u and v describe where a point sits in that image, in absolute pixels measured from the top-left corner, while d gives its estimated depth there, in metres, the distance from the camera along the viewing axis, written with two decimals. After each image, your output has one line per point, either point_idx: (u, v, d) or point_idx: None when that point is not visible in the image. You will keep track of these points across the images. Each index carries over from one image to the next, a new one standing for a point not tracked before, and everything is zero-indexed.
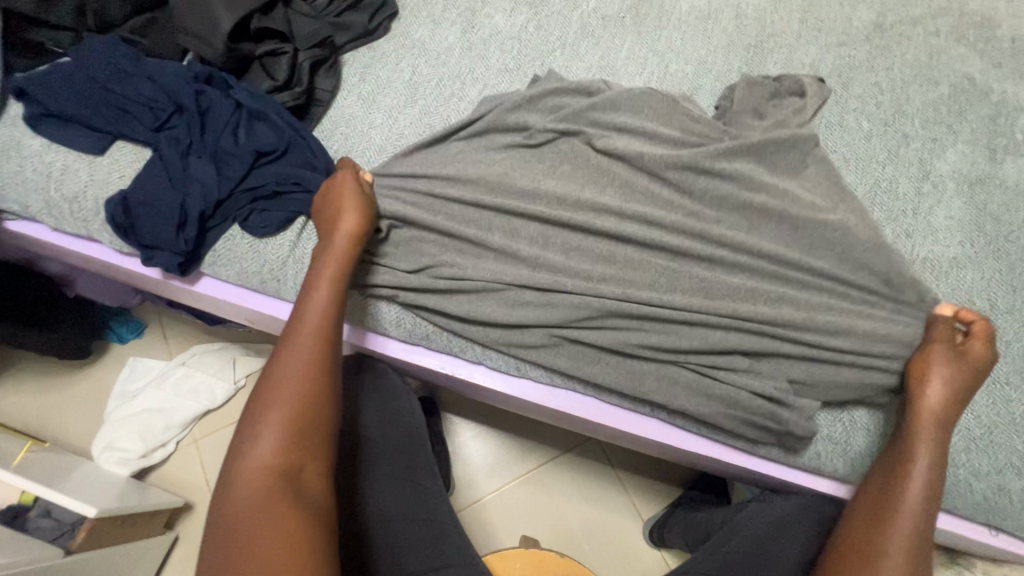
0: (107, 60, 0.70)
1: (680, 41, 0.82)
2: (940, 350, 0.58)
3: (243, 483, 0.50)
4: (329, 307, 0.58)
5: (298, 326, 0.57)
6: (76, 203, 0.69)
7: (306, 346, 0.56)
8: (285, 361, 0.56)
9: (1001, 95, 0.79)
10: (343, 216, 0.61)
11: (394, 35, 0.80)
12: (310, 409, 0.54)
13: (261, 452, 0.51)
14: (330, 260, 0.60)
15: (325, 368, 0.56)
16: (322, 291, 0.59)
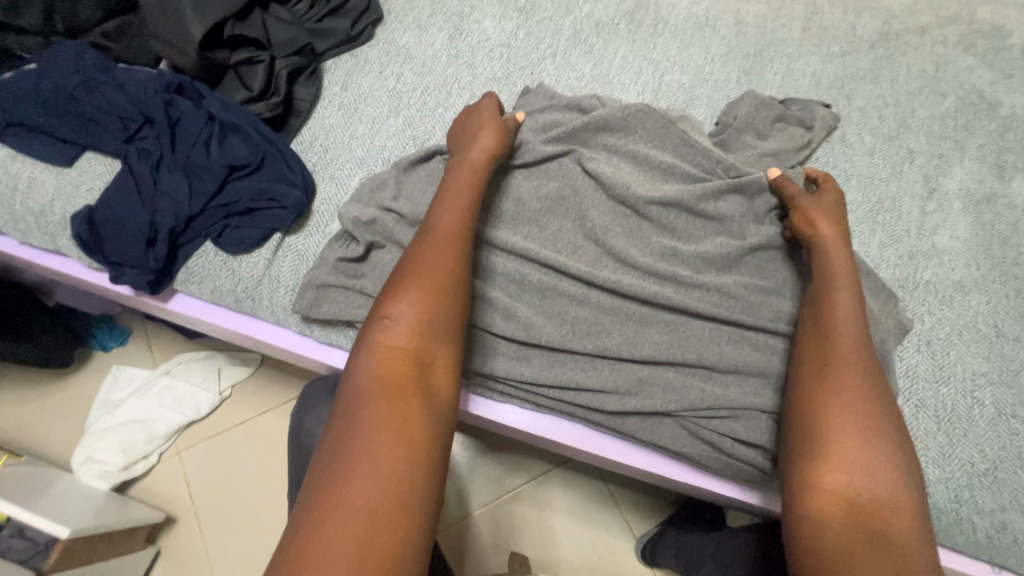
0: (75, 68, 0.67)
1: (677, 50, 0.79)
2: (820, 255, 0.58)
3: (378, 360, 0.50)
4: (467, 211, 0.58)
5: (439, 221, 0.57)
6: (42, 217, 0.66)
7: (448, 241, 0.56)
8: (428, 248, 0.55)
9: (1010, 109, 0.76)
10: (483, 130, 0.63)
11: (377, 42, 0.77)
12: (450, 302, 0.53)
13: (399, 333, 0.51)
14: (467, 169, 0.61)
15: (462, 263, 0.56)
16: (462, 195, 0.59)
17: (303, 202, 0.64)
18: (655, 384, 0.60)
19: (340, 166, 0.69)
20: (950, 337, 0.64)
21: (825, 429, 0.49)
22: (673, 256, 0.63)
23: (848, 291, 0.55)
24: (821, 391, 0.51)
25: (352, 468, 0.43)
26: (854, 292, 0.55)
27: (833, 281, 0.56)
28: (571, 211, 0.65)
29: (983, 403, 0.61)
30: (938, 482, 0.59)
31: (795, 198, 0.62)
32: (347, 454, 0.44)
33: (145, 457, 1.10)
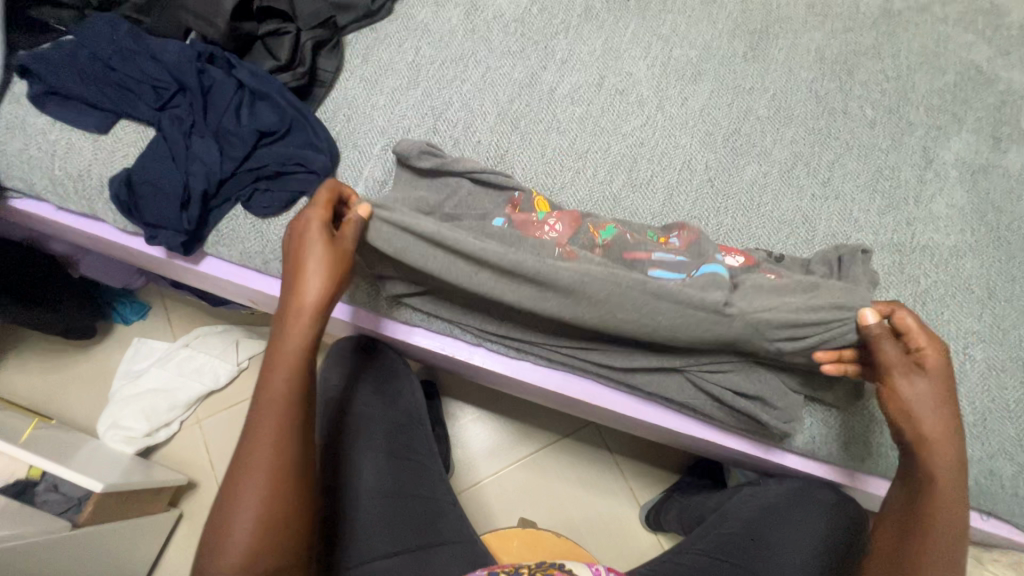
0: (109, 39, 0.70)
1: (685, 26, 0.82)
2: (901, 372, 0.53)
3: (219, 573, 0.50)
4: (289, 383, 0.56)
5: (259, 402, 0.56)
6: (80, 182, 0.70)
7: (267, 438, 0.54)
8: (252, 444, 0.54)
9: (1008, 84, 0.79)
10: (312, 265, 0.57)
11: (397, 17, 0.80)
12: (284, 476, 0.54)
13: (234, 536, 0.51)
14: (289, 336, 0.57)
15: (292, 443, 0.55)
16: (282, 365, 0.57)
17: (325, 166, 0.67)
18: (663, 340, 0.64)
19: (363, 135, 0.73)
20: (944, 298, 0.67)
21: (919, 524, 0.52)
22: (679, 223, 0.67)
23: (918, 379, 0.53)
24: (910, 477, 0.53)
25: None
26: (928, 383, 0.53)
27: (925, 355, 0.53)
28: None
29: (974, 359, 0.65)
30: None
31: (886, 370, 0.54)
32: None
33: (167, 425, 1.14)
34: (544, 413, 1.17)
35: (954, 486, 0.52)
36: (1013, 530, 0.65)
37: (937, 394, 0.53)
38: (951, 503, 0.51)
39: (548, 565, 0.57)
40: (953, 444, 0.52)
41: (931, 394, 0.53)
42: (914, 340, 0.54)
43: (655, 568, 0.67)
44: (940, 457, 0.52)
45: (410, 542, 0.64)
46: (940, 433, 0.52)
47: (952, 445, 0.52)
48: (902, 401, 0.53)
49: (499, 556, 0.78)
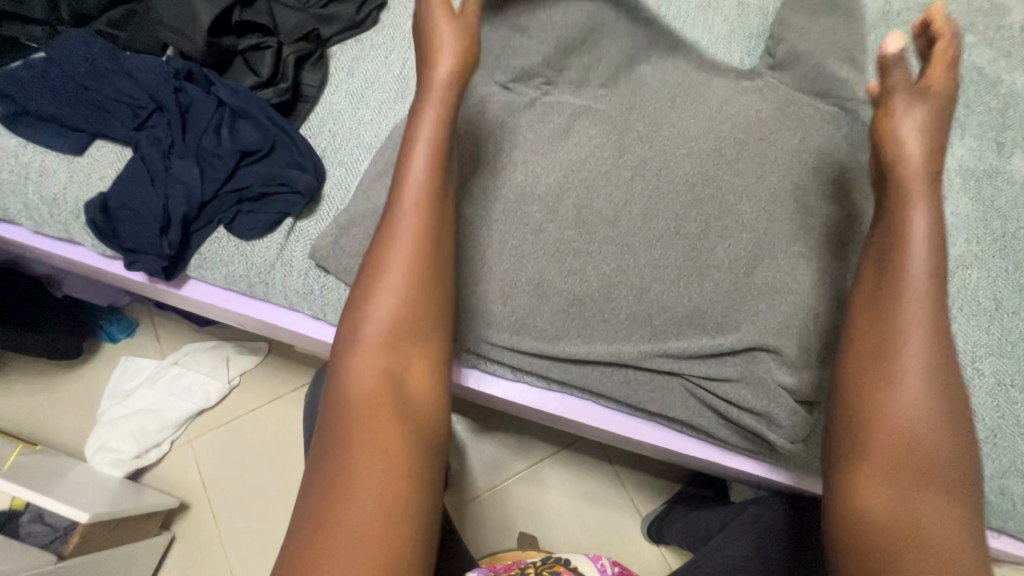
0: (81, 56, 0.67)
1: (679, 32, 0.79)
2: (897, 213, 0.52)
3: (368, 415, 0.50)
4: (392, 315, 0.53)
5: (356, 344, 0.53)
6: (55, 206, 0.67)
7: (371, 364, 0.52)
8: (358, 340, 0.53)
9: (1010, 87, 0.77)
10: (433, 89, 0.57)
11: (383, 26, 0.77)
12: (390, 395, 0.51)
13: (365, 374, 0.52)
14: (392, 253, 0.54)
15: (419, 261, 0.54)
16: (388, 291, 0.53)
17: (311, 185, 0.65)
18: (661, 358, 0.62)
19: (349, 151, 0.70)
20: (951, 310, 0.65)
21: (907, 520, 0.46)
22: (678, 239, 0.65)
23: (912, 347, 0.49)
24: (897, 482, 0.47)
25: (320, 552, 0.44)
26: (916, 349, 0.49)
27: (906, 329, 0.49)
28: (575, 194, 0.67)
29: (983, 373, 0.63)
30: None
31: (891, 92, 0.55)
32: (326, 524, 0.45)
33: (157, 446, 1.11)
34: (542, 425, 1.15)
35: (941, 492, 0.46)
36: None
37: (917, 360, 0.49)
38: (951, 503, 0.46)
39: (554, 562, 0.64)
40: (947, 458, 0.47)
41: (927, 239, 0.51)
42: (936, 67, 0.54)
43: None
44: (924, 455, 0.47)
45: None
46: (923, 440, 0.47)
47: (941, 454, 0.47)
48: (880, 364, 0.50)
49: None
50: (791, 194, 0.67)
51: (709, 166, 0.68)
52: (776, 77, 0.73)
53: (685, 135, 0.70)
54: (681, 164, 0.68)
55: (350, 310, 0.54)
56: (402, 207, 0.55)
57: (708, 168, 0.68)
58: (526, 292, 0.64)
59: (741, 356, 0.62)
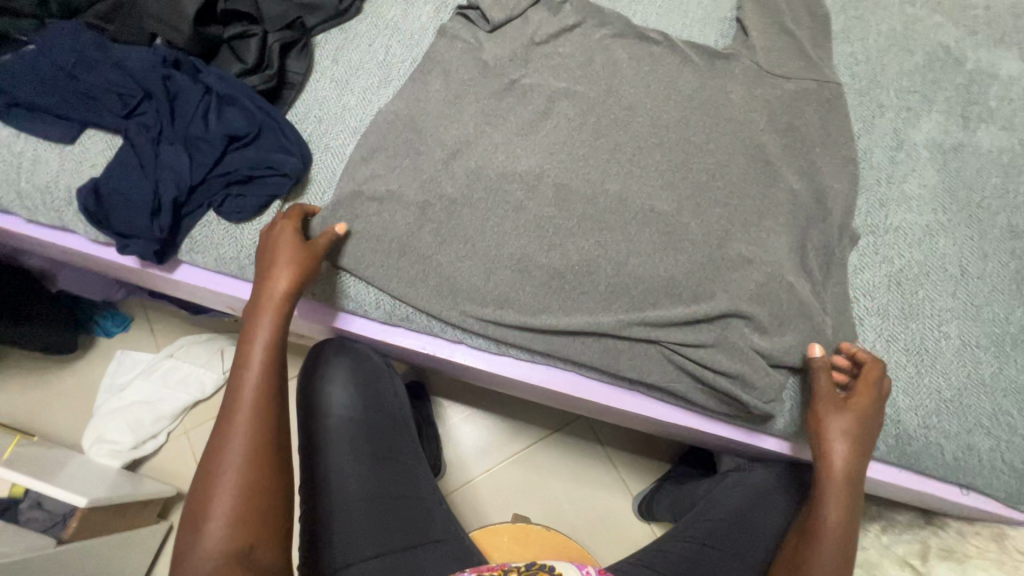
0: (70, 46, 0.68)
1: (656, 16, 0.82)
2: (827, 405, 0.59)
3: (200, 555, 0.51)
4: (246, 473, 0.54)
5: (227, 434, 0.55)
6: (48, 194, 0.69)
7: (228, 503, 0.52)
8: (222, 462, 0.54)
9: (975, 63, 0.80)
10: (278, 266, 0.60)
11: (366, 16, 0.79)
12: (259, 483, 0.54)
13: (213, 528, 0.52)
14: (246, 386, 0.57)
15: (266, 444, 0.56)
16: (241, 426, 0.55)
17: (298, 169, 0.67)
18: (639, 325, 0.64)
19: (335, 135, 0.72)
20: (919, 277, 0.68)
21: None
22: (655, 214, 0.67)
23: (841, 414, 0.59)
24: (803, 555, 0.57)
25: None
26: (851, 418, 0.58)
27: (833, 412, 0.59)
28: (555, 172, 0.69)
29: (950, 336, 0.65)
30: (908, 409, 0.64)
31: (816, 401, 0.61)
32: None
33: (154, 436, 1.12)
34: (534, 408, 1.17)
35: (836, 572, 0.55)
36: (991, 501, 0.66)
37: (857, 443, 0.58)
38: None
39: (537, 567, 0.55)
40: (845, 545, 0.57)
41: (850, 432, 0.58)
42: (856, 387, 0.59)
43: (644, 560, 0.67)
44: (828, 544, 0.56)
45: (397, 542, 0.64)
46: (835, 533, 0.57)
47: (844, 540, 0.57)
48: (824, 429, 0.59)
49: (489, 552, 0.78)
50: (763, 169, 0.69)
51: (683, 145, 0.71)
52: (747, 59, 0.76)
53: (661, 114, 0.72)
54: (657, 143, 0.71)
55: (204, 461, 0.55)
56: (253, 340, 0.59)
57: (682, 147, 0.71)
58: (509, 268, 0.66)
59: (716, 321, 0.64)
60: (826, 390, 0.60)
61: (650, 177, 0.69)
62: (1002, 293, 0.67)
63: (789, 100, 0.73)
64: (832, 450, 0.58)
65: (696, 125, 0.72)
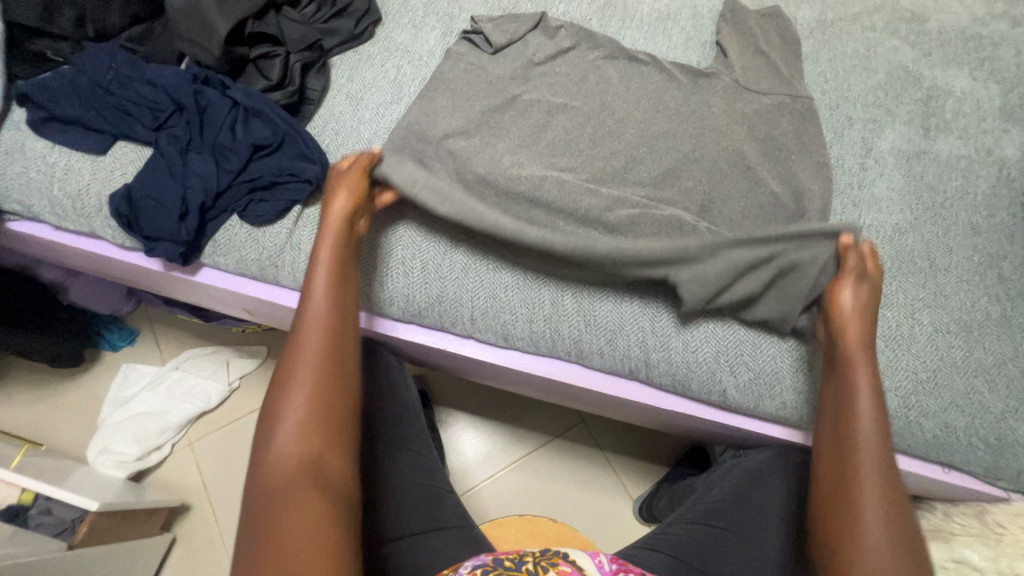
0: (107, 65, 0.74)
1: (642, 40, 0.90)
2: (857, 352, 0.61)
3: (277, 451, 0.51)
4: (314, 387, 0.55)
5: (305, 329, 0.58)
6: (79, 201, 0.73)
7: (302, 399, 0.54)
8: (289, 380, 0.55)
9: (932, 81, 0.88)
10: (334, 214, 0.64)
11: (378, 40, 0.86)
12: (328, 395, 0.55)
13: (283, 429, 0.52)
14: (315, 299, 0.60)
15: (332, 356, 0.57)
16: (310, 348, 0.57)
17: (318, 175, 0.71)
18: (622, 301, 0.71)
19: (351, 146, 0.78)
20: (891, 270, 0.74)
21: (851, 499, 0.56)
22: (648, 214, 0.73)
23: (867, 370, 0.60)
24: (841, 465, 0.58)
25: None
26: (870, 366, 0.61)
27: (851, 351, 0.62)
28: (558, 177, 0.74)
29: (923, 322, 0.71)
30: (889, 391, 0.68)
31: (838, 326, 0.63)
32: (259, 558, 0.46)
33: (159, 448, 1.13)
34: (536, 415, 1.20)
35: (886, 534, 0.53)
36: (972, 479, 0.70)
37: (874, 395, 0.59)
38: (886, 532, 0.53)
39: (552, 553, 0.56)
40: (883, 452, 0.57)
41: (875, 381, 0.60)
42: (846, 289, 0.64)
43: (651, 544, 0.69)
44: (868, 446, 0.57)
45: (412, 525, 0.67)
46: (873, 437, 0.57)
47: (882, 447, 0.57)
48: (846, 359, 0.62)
49: (498, 543, 0.81)
50: (744, 174, 0.76)
51: (672, 152, 0.77)
52: (727, 76, 0.83)
53: (651, 126, 0.79)
54: (647, 150, 0.77)
55: (274, 382, 0.56)
56: (317, 263, 0.62)
57: (672, 154, 0.77)
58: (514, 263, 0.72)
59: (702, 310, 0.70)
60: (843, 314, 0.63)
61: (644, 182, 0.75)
62: (967, 284, 0.73)
63: (766, 113, 0.80)
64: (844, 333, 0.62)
65: (683, 134, 0.78)
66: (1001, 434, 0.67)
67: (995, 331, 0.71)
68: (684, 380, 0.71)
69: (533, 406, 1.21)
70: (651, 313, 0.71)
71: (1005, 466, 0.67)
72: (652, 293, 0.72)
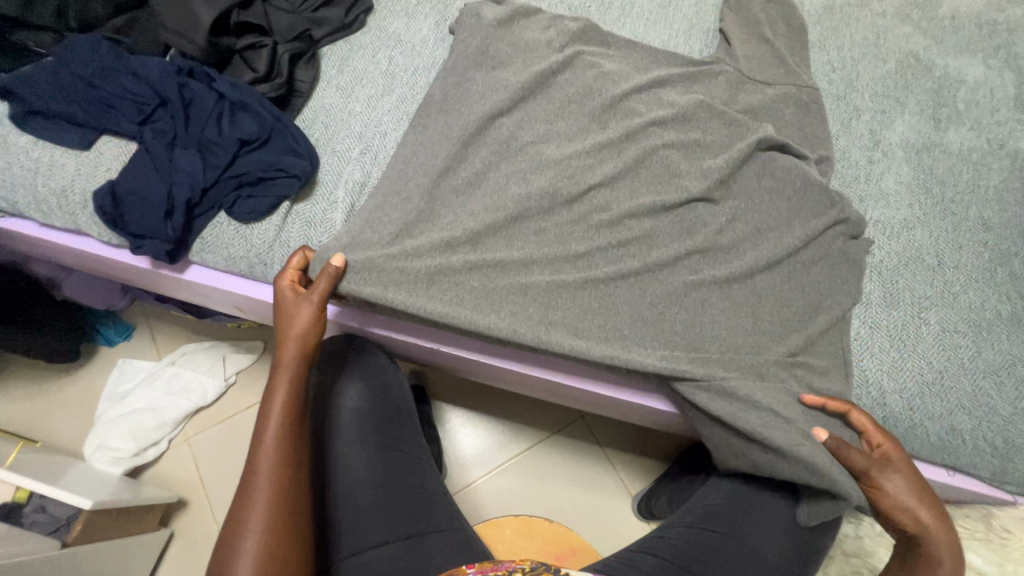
0: (89, 57, 0.72)
1: (643, 27, 0.87)
2: (878, 465, 0.58)
3: None
4: (265, 536, 0.52)
5: (246, 511, 0.54)
6: (64, 197, 0.71)
7: (248, 572, 0.50)
8: (235, 543, 0.52)
9: (943, 69, 0.85)
10: (293, 336, 0.61)
11: (369, 29, 0.84)
12: (281, 521, 0.54)
13: None
14: (263, 453, 0.56)
15: (290, 511, 0.55)
16: (255, 529, 0.52)
17: (306, 170, 0.70)
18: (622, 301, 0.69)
19: (341, 140, 0.75)
20: (897, 268, 0.72)
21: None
22: (645, 210, 0.71)
23: (897, 475, 0.57)
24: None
25: None
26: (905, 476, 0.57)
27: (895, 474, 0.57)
28: (555, 170, 0.72)
29: (929, 322, 0.69)
30: (893, 392, 0.67)
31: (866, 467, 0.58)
32: None
33: (155, 444, 1.13)
34: (535, 411, 1.19)
35: None
36: (981, 483, 0.68)
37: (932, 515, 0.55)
38: None
39: (542, 566, 0.54)
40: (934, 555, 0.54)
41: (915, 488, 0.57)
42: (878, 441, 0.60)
43: (646, 548, 0.68)
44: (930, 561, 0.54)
45: (402, 530, 0.66)
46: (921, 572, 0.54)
47: None
48: (889, 496, 0.57)
49: (493, 544, 0.80)
50: (755, 148, 0.73)
51: (673, 145, 0.74)
52: (730, 66, 0.80)
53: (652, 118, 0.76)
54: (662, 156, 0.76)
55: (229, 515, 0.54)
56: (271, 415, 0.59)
57: (673, 147, 0.74)
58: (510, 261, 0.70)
59: (699, 308, 0.69)
60: (861, 460, 0.58)
61: (644, 176, 0.73)
62: (977, 282, 0.71)
63: (770, 104, 0.77)
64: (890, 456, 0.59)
65: (685, 126, 0.75)
66: (1008, 437, 0.65)
67: (1005, 331, 0.69)
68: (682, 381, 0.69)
69: (532, 402, 1.20)
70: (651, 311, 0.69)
71: (1012, 470, 0.65)
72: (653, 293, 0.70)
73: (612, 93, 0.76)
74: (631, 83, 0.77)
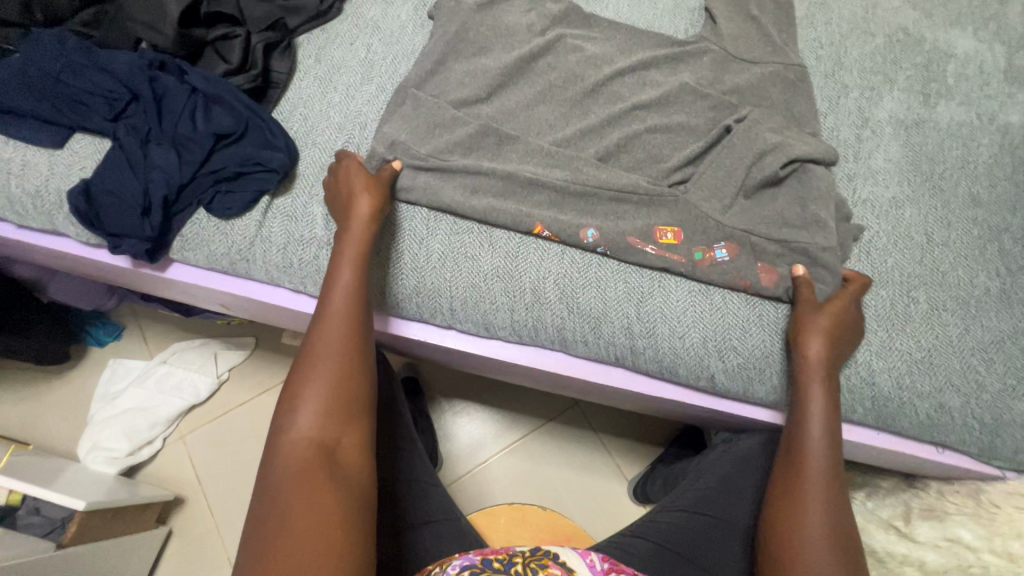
0: (57, 52, 0.70)
1: (627, 7, 0.85)
2: (808, 311, 0.64)
3: (290, 444, 0.53)
4: (337, 354, 0.57)
5: (313, 354, 0.57)
6: (38, 198, 0.70)
7: (317, 390, 0.55)
8: (312, 358, 0.57)
9: (933, 43, 0.83)
10: (360, 192, 0.64)
11: (346, 16, 0.81)
12: (349, 357, 0.58)
13: (300, 425, 0.54)
14: (338, 294, 0.60)
15: (357, 340, 0.59)
16: (326, 349, 0.57)
17: (285, 164, 0.68)
18: (607, 286, 0.69)
19: (320, 132, 0.74)
20: (887, 247, 0.71)
21: (800, 508, 0.58)
22: (631, 195, 0.69)
23: (818, 335, 0.62)
24: (790, 481, 0.61)
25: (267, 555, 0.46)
26: (824, 331, 0.62)
27: (810, 323, 0.63)
28: (539, 157, 0.71)
29: (919, 301, 0.68)
30: (883, 372, 0.66)
31: (798, 306, 0.65)
32: (265, 540, 0.47)
33: (150, 443, 1.12)
34: (530, 399, 1.19)
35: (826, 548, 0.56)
36: (967, 459, 0.69)
37: (827, 370, 0.62)
38: (827, 525, 0.57)
39: (542, 553, 0.54)
40: (832, 455, 0.60)
41: (826, 336, 0.62)
42: (803, 293, 0.65)
43: (637, 531, 0.68)
44: (816, 452, 0.60)
45: (396, 524, 0.66)
46: (820, 474, 0.59)
47: (829, 397, 0.61)
48: (802, 334, 0.63)
49: (487, 534, 0.80)
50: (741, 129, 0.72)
51: (657, 129, 0.73)
52: (715, 45, 0.79)
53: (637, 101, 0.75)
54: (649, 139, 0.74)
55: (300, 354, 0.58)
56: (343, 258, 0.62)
57: (657, 132, 0.73)
58: (495, 251, 0.69)
59: (686, 294, 0.69)
60: (805, 301, 0.64)
61: (630, 162, 0.72)
62: (967, 260, 0.70)
63: (756, 83, 0.76)
64: (807, 354, 0.62)
65: (670, 110, 0.74)
66: (997, 414, 0.65)
67: (993, 307, 0.68)
68: (672, 367, 0.69)
69: (525, 390, 1.20)
70: (637, 298, 0.68)
71: (1000, 445, 0.66)
72: (640, 280, 0.69)
73: (594, 78, 0.75)
74: (614, 67, 0.75)
